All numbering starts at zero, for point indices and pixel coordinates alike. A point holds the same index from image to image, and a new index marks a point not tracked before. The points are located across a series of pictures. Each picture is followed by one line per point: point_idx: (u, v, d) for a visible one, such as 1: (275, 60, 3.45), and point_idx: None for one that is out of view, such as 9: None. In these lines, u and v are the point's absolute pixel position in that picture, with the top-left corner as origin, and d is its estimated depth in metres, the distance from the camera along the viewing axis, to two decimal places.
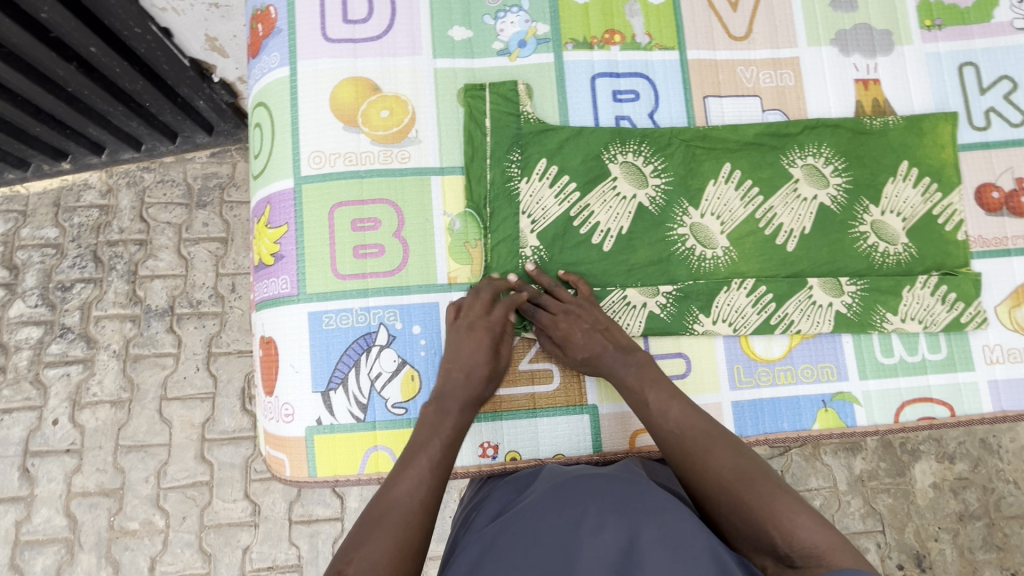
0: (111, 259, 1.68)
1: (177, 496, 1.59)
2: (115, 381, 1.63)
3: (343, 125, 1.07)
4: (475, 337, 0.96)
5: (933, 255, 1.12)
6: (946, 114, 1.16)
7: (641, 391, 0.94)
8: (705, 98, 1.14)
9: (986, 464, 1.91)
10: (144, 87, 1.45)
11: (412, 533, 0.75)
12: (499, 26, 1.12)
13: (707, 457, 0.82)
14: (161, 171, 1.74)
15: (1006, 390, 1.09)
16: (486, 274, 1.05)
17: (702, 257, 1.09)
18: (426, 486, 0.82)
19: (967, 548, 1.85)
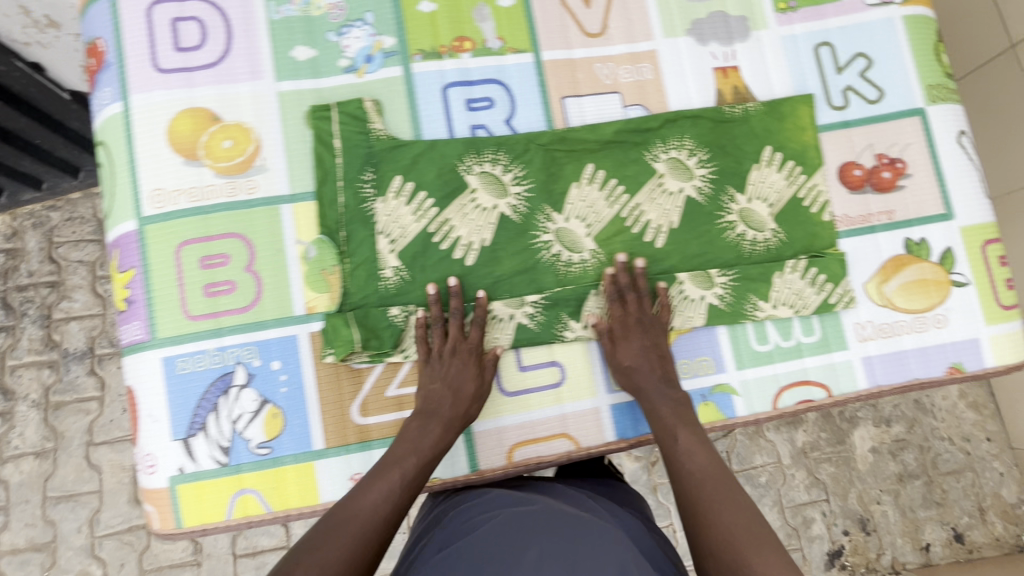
0: (21, 305, 1.58)
1: (113, 543, 1.52)
2: (37, 431, 1.55)
3: (183, 159, 1.02)
4: (461, 360, 0.99)
5: (801, 238, 1.12)
6: (804, 97, 1.16)
7: (674, 430, 0.96)
8: (563, 99, 1.12)
9: (921, 425, 1.91)
10: (30, 123, 1.38)
11: (367, 544, 0.80)
12: (344, 42, 1.08)
13: (709, 509, 0.86)
14: (69, 208, 1.63)
15: (881, 365, 1.10)
16: (344, 300, 1.02)
17: (568, 262, 1.07)
18: (388, 503, 0.86)
19: (909, 508, 1.85)
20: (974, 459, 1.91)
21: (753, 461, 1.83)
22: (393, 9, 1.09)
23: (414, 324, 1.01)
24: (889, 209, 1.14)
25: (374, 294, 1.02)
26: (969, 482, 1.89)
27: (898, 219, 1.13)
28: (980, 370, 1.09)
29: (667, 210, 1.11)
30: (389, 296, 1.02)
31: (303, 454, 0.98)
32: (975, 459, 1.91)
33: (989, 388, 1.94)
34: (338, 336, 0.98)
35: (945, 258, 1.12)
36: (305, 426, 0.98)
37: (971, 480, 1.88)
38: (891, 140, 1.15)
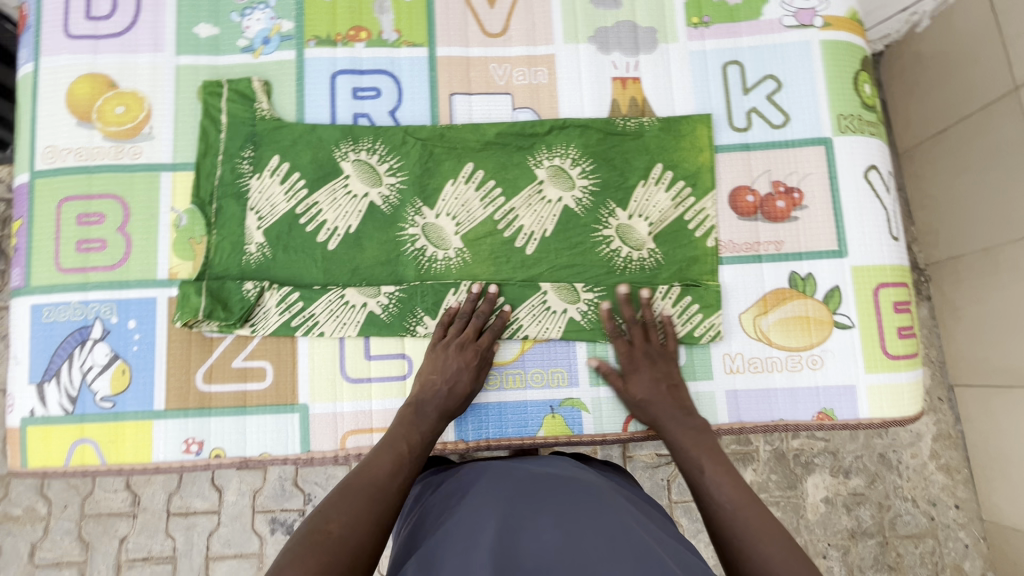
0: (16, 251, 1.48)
1: (60, 484, 1.47)
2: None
3: (77, 121, 1.08)
4: (464, 358, 0.99)
5: (679, 262, 1.08)
6: (702, 116, 1.11)
7: (701, 464, 0.88)
8: (452, 95, 1.12)
9: (884, 480, 1.61)
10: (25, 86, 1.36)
11: (380, 509, 0.79)
12: (245, 23, 1.12)
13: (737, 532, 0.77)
14: None
15: (746, 400, 1.06)
16: (204, 270, 1.04)
17: (432, 258, 1.07)
18: (398, 475, 0.85)
19: (857, 568, 1.56)
20: (937, 525, 1.60)
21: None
22: None
23: (266, 301, 1.03)
24: (778, 239, 1.08)
25: (235, 267, 1.05)
26: (929, 550, 1.59)
27: (786, 250, 1.08)
28: (851, 419, 1.04)
29: (541, 217, 1.09)
30: (249, 271, 1.05)
31: (143, 412, 1.01)
32: (938, 526, 1.60)
33: (965, 451, 1.62)
34: (188, 302, 1.02)
35: (830, 296, 1.06)
36: (149, 385, 1.01)
37: (931, 549, 1.58)
38: (791, 168, 1.10)
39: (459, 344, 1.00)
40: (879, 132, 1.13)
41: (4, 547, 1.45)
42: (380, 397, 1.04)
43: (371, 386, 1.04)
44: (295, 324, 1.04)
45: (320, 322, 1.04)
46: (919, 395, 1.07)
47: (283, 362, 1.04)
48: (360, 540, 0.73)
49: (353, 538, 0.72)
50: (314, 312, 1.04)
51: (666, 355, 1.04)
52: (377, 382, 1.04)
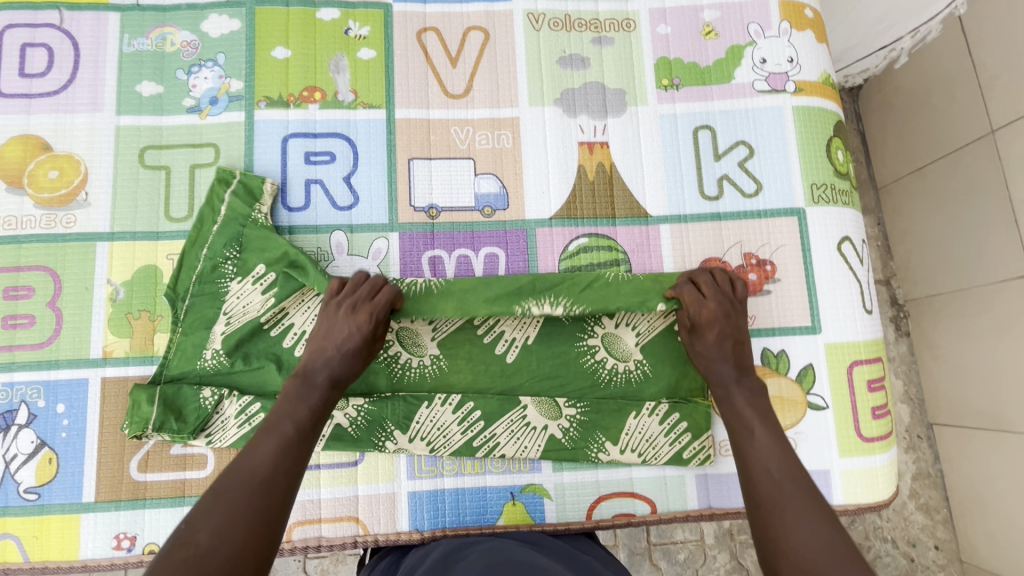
0: None
1: None
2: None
3: (6, 186, 1.00)
4: (355, 321, 0.92)
5: (670, 376, 1.03)
6: (677, 221, 1.08)
7: (751, 430, 0.87)
8: (411, 160, 1.07)
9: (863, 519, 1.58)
10: None
11: (259, 506, 0.73)
12: (192, 81, 1.06)
13: (782, 507, 0.76)
14: None
15: (716, 485, 1.01)
16: (160, 373, 0.96)
17: (406, 366, 1.01)
18: (281, 461, 0.79)
19: None
20: (917, 567, 1.56)
21: (673, 536, 1.50)
22: (246, 53, 1.07)
23: (225, 409, 0.96)
24: (750, 314, 1.04)
25: (192, 369, 0.97)
26: None
27: (758, 326, 1.04)
28: None
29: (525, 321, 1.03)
30: (208, 377, 0.97)
31: (70, 505, 0.93)
32: (918, 567, 1.56)
33: (945, 491, 1.58)
34: (137, 412, 0.93)
35: (804, 375, 1.02)
36: (78, 475, 0.94)
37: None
38: (764, 240, 1.06)
39: (354, 330, 0.91)
40: (852, 201, 1.10)
41: None
42: (330, 484, 0.98)
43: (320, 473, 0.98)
44: None
45: None
46: (894, 476, 1.03)
47: (226, 449, 0.97)
48: (233, 550, 0.68)
49: (224, 545, 0.68)
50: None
51: (735, 305, 0.97)
52: (326, 469, 0.98)
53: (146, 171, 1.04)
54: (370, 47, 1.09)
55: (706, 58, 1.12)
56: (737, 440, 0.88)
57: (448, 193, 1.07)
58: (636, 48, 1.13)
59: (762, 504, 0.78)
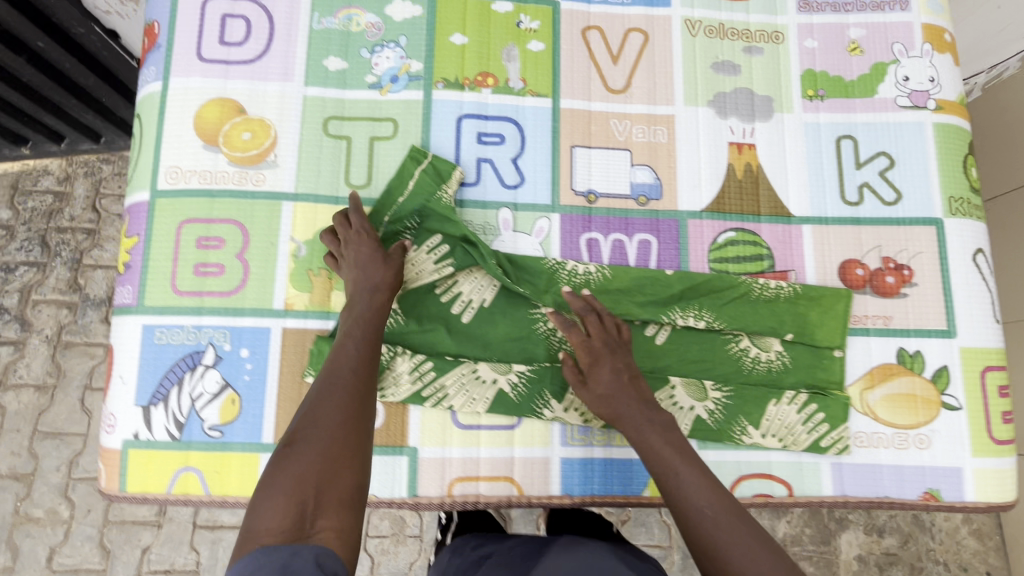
0: (58, 245, 1.96)
1: (86, 488, 1.81)
2: (44, 366, 1.88)
3: (203, 144, 1.08)
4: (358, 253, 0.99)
5: (807, 368, 1.09)
6: (820, 222, 1.14)
7: (674, 465, 0.89)
8: (573, 147, 1.14)
9: (917, 542, 1.68)
10: (75, 66, 1.69)
11: (349, 415, 0.83)
12: (375, 60, 1.14)
13: (692, 513, 0.84)
14: (119, 163, 2.05)
15: (851, 475, 1.06)
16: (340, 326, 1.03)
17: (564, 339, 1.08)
18: (357, 375, 0.88)
19: None
20: None
21: None
22: (426, 37, 1.14)
23: (398, 365, 1.02)
24: (887, 314, 1.09)
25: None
26: None
27: (895, 326, 1.09)
28: (956, 502, 1.04)
29: (673, 307, 1.09)
30: (382, 332, 1.04)
31: (251, 444, 1.00)
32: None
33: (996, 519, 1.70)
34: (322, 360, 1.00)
35: (938, 376, 1.07)
36: (259, 417, 1.00)
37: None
38: (902, 245, 1.12)
39: (377, 250, 1.00)
40: None
41: (21, 548, 1.78)
42: (490, 445, 1.03)
43: (480, 433, 1.03)
44: (426, 394, 1.02)
45: (450, 394, 1.03)
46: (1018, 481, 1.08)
47: (394, 403, 1.02)
48: (329, 447, 0.78)
49: (322, 446, 0.78)
50: (445, 383, 1.03)
51: (623, 344, 1.02)
52: (486, 430, 1.03)
53: (329, 139, 1.11)
54: (539, 40, 1.16)
55: (851, 72, 1.18)
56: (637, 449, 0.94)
57: (606, 180, 1.13)
58: (785, 58, 1.19)
59: (680, 507, 0.85)
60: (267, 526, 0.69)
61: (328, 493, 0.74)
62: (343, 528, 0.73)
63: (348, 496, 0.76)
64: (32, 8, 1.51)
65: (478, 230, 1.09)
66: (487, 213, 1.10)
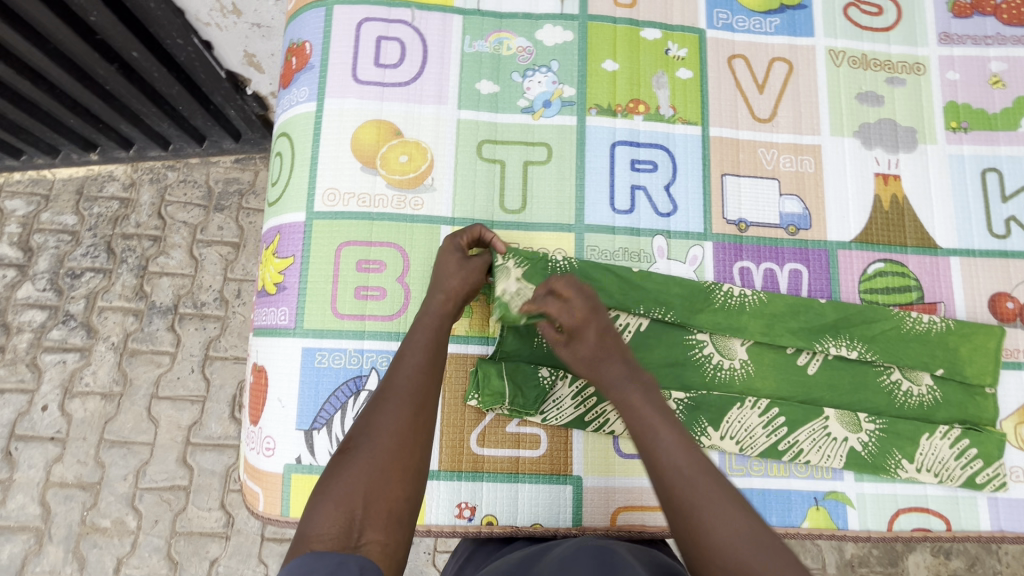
0: (123, 251, 1.87)
1: (153, 498, 1.70)
2: (109, 373, 1.78)
3: (361, 166, 1.08)
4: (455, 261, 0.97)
5: (959, 405, 1.08)
6: (967, 254, 1.14)
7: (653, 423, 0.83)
8: (723, 176, 1.14)
9: (983, 564, 1.76)
10: (163, 77, 1.61)
11: (412, 415, 0.79)
12: (526, 84, 1.14)
13: (704, 512, 0.73)
14: (185, 171, 1.96)
15: (1007, 509, 1.06)
16: (500, 352, 1.02)
17: (719, 366, 1.06)
18: (420, 374, 0.84)
19: None
20: None
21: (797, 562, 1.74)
22: (578, 62, 1.15)
23: (559, 390, 1.01)
24: None
25: (526, 349, 1.02)
26: None
27: None
28: None
29: (826, 335, 1.08)
30: (540, 355, 1.02)
31: None
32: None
33: None
34: (488, 385, 0.98)
35: None
36: None
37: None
38: None
39: (457, 250, 0.98)
40: None
41: (89, 559, 1.65)
42: None
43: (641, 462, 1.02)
44: (588, 419, 1.01)
45: (612, 420, 1.01)
46: None
47: (556, 429, 1.02)
48: (384, 460, 0.75)
49: (374, 455, 0.75)
50: (607, 408, 1.01)
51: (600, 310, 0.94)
52: None
53: (483, 163, 1.11)
54: (687, 68, 1.17)
55: (993, 105, 1.19)
56: (641, 441, 0.82)
57: (756, 209, 1.13)
58: (927, 90, 1.20)
59: (673, 498, 0.75)
60: (319, 531, 0.67)
61: (376, 504, 0.71)
62: (389, 542, 0.70)
63: (397, 509, 0.72)
64: (127, 12, 1.43)
65: (632, 256, 1.09)
66: (641, 240, 1.09)
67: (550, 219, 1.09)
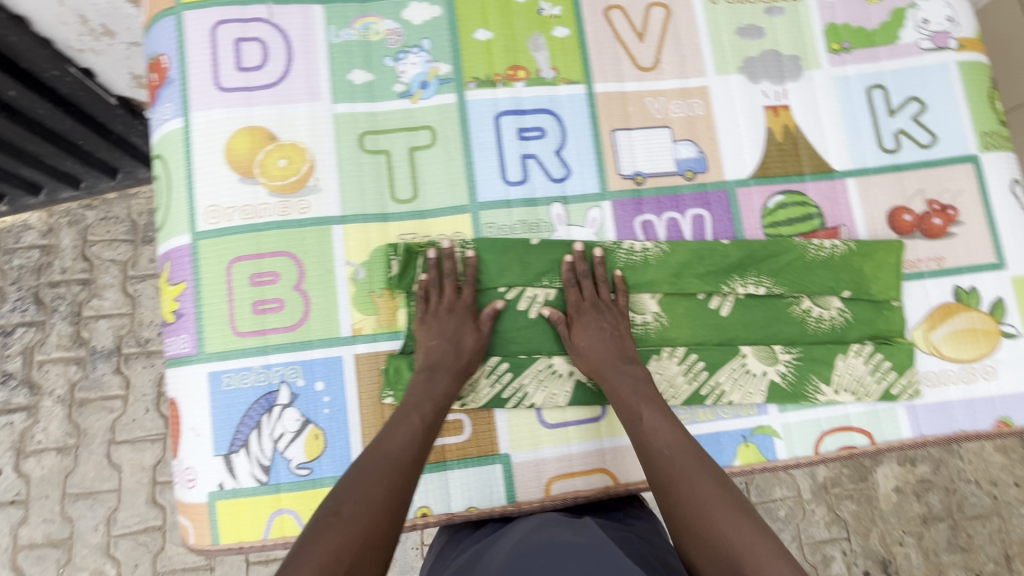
0: (54, 300, 1.79)
1: (129, 543, 1.67)
2: (61, 426, 1.72)
3: (239, 177, 1.03)
4: (456, 318, 0.99)
5: (871, 322, 1.09)
6: (862, 174, 1.15)
7: (638, 409, 0.95)
8: (613, 132, 1.12)
9: (948, 465, 1.83)
10: (50, 111, 1.48)
11: (399, 485, 0.83)
12: (400, 67, 1.10)
13: (685, 482, 0.86)
14: (104, 208, 1.87)
15: (926, 415, 1.09)
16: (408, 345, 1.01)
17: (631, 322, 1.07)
18: (414, 448, 0.88)
19: (932, 551, 1.78)
20: (1001, 504, 1.81)
21: (773, 493, 1.79)
22: (450, 37, 1.11)
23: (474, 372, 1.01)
24: (939, 256, 1.12)
25: None
26: (996, 528, 1.80)
27: (948, 266, 1.12)
28: None
29: (732, 275, 1.09)
30: None
31: None
32: (1001, 504, 1.81)
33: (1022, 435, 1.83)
34: (398, 379, 0.99)
35: (995, 308, 1.10)
36: (346, 448, 0.98)
37: (999, 527, 1.79)
38: (944, 186, 1.14)
39: (470, 318, 1.00)
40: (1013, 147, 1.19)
41: None
42: (581, 441, 1.02)
43: (569, 430, 1.02)
44: (505, 396, 1.01)
45: (530, 393, 1.01)
46: None
47: (478, 411, 1.01)
48: (371, 525, 0.77)
49: (365, 522, 0.77)
50: (523, 382, 1.02)
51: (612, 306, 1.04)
52: (574, 426, 1.03)
53: (368, 155, 1.07)
54: (564, 26, 1.14)
55: (872, 21, 1.19)
56: (628, 424, 0.96)
57: (651, 160, 1.12)
58: (805, 15, 1.20)
59: (664, 471, 0.88)
60: None
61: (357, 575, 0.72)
62: None
63: None
64: None
65: (531, 227, 1.07)
66: (538, 210, 1.08)
67: (443, 203, 1.07)
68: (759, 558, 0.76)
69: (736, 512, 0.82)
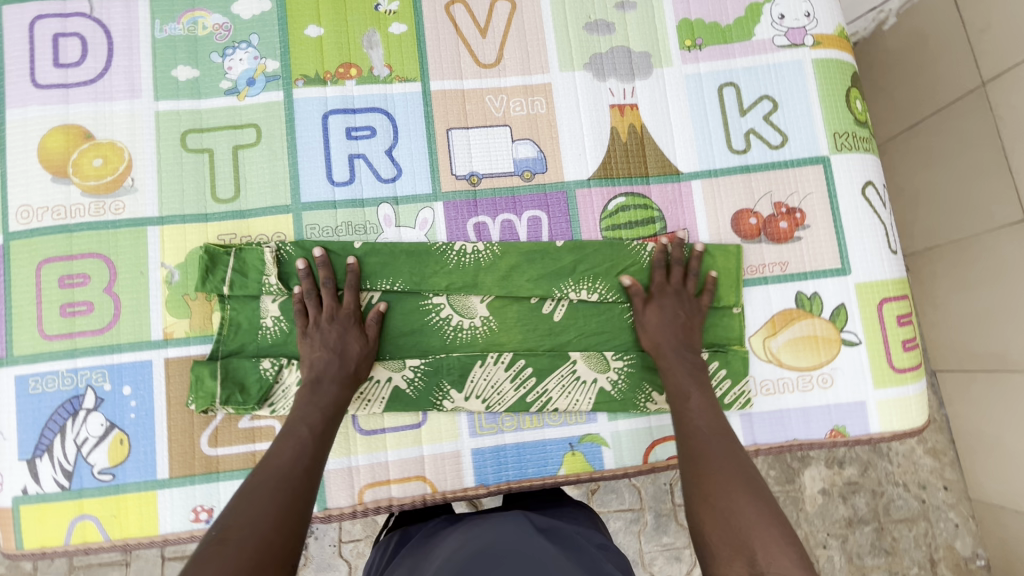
0: None
1: None
2: None
3: (52, 176, 1.01)
4: (339, 327, 0.97)
5: (709, 329, 1.06)
6: (709, 175, 1.11)
7: (686, 390, 0.95)
8: (449, 130, 1.09)
9: (876, 468, 1.57)
10: None
11: (291, 502, 0.77)
12: (227, 63, 1.07)
13: (710, 460, 0.84)
14: None
15: (762, 424, 1.06)
16: (217, 350, 0.99)
17: (458, 327, 1.04)
18: (300, 463, 0.83)
19: (855, 554, 1.53)
20: (929, 508, 1.56)
21: None
22: (279, 32, 1.08)
23: (286, 378, 0.99)
24: (783, 260, 1.09)
25: (250, 343, 1.00)
26: (922, 533, 1.55)
27: (791, 271, 1.09)
28: (863, 435, 1.06)
29: (565, 280, 1.06)
30: (265, 347, 1.00)
31: (146, 482, 0.97)
32: (929, 508, 1.56)
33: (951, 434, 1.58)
34: (202, 387, 0.97)
35: (837, 314, 1.07)
36: (150, 454, 0.97)
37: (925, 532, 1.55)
38: (792, 188, 1.11)
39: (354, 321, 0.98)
40: (871, 147, 1.15)
41: None
42: (395, 448, 1.02)
43: (386, 436, 1.02)
44: None
45: None
46: (924, 405, 1.10)
47: None
48: (262, 544, 0.69)
49: (256, 541, 0.69)
50: None
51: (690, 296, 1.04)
52: (391, 432, 1.02)
53: (189, 154, 1.04)
54: (401, 22, 1.11)
55: (726, 17, 1.15)
56: (675, 404, 0.95)
57: (488, 160, 1.09)
58: (658, 11, 1.16)
59: (690, 452, 0.86)
60: None
61: None
62: None
63: None
64: None
65: (355, 229, 1.05)
66: (364, 212, 1.05)
67: (264, 204, 1.04)
68: (768, 541, 0.70)
69: (747, 495, 0.77)
